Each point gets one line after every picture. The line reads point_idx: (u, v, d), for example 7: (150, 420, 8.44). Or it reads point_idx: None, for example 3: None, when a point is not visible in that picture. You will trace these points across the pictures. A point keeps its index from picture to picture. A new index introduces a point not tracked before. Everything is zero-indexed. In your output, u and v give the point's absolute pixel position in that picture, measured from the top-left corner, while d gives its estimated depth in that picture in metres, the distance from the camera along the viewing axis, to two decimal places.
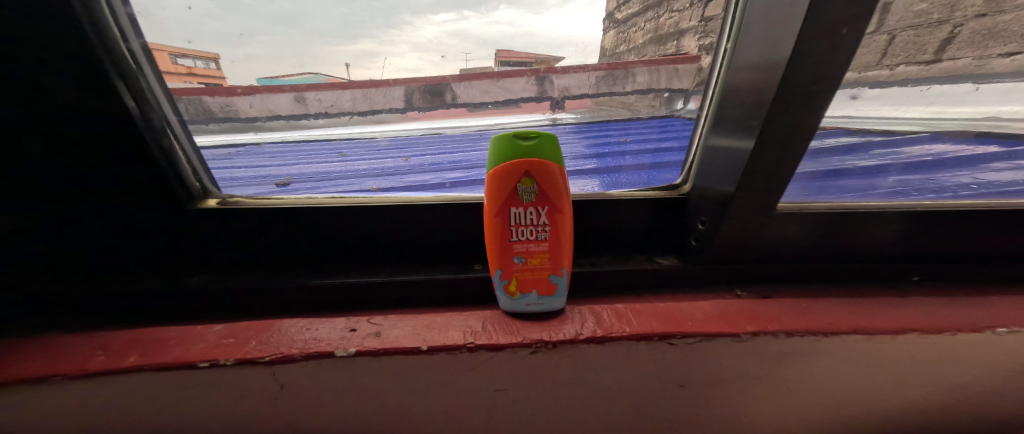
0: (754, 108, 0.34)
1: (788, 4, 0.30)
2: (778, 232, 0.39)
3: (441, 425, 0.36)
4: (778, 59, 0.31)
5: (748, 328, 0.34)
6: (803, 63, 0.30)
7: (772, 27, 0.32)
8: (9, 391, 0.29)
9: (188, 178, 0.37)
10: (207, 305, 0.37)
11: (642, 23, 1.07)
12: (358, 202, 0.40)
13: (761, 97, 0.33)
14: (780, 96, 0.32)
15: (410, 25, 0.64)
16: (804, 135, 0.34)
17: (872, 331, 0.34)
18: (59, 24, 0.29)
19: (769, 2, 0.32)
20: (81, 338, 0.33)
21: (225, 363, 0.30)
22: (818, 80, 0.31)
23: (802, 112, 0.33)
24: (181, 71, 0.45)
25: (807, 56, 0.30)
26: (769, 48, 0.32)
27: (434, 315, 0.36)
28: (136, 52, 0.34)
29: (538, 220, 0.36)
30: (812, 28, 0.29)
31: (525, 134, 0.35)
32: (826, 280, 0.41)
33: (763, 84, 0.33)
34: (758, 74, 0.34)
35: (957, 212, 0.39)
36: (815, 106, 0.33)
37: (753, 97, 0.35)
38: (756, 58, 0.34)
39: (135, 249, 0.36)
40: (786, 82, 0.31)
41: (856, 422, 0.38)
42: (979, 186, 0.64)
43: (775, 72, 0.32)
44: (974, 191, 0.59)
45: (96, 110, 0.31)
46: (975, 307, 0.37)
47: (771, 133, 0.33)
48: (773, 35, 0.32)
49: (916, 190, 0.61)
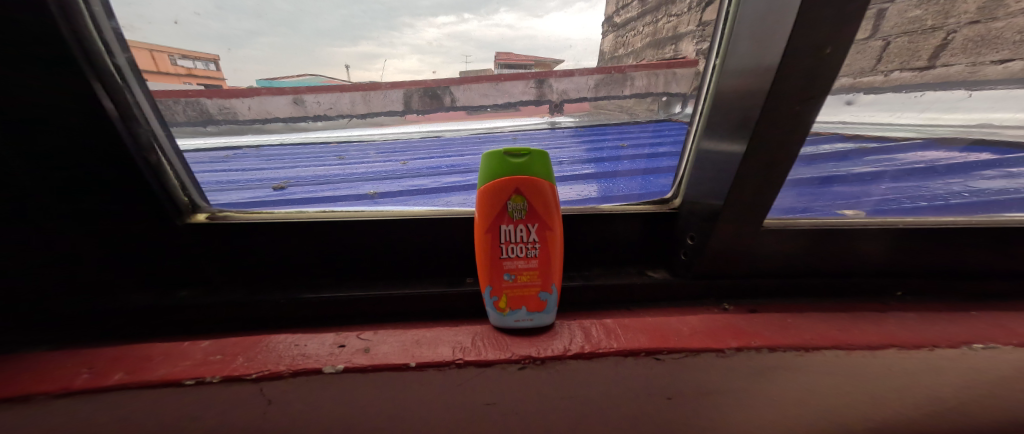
0: (741, 126, 0.35)
1: (775, 23, 0.30)
2: (766, 247, 0.40)
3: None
4: (763, 79, 0.32)
5: (733, 343, 0.35)
6: (788, 83, 0.31)
7: (760, 45, 0.32)
8: None
9: (175, 193, 0.37)
10: (197, 320, 0.37)
11: (641, 27, 1.10)
12: (352, 216, 0.40)
13: (748, 115, 0.34)
14: (766, 114, 0.32)
15: (410, 27, 0.67)
16: (791, 152, 0.34)
17: (854, 347, 0.34)
18: (42, 39, 0.29)
19: (755, 22, 0.33)
20: (66, 354, 0.33)
21: (211, 381, 0.30)
22: (803, 100, 0.32)
23: (788, 130, 0.33)
24: (179, 72, 0.49)
25: (792, 76, 0.31)
26: (756, 66, 0.33)
27: (423, 330, 0.37)
28: (121, 66, 0.34)
29: (528, 237, 0.36)
30: (796, 49, 0.29)
31: (516, 151, 0.35)
32: (813, 294, 0.42)
33: (751, 102, 0.33)
34: (745, 91, 0.34)
35: (940, 228, 0.40)
36: (801, 124, 0.33)
37: (739, 115, 0.35)
38: (744, 75, 0.34)
39: (123, 264, 0.36)
40: (771, 101, 0.32)
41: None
42: (969, 194, 0.65)
43: (762, 91, 0.32)
44: (964, 200, 0.60)
45: (81, 125, 0.31)
46: (957, 323, 0.37)
47: (757, 150, 0.34)
48: (760, 53, 0.32)
49: (908, 199, 0.62)
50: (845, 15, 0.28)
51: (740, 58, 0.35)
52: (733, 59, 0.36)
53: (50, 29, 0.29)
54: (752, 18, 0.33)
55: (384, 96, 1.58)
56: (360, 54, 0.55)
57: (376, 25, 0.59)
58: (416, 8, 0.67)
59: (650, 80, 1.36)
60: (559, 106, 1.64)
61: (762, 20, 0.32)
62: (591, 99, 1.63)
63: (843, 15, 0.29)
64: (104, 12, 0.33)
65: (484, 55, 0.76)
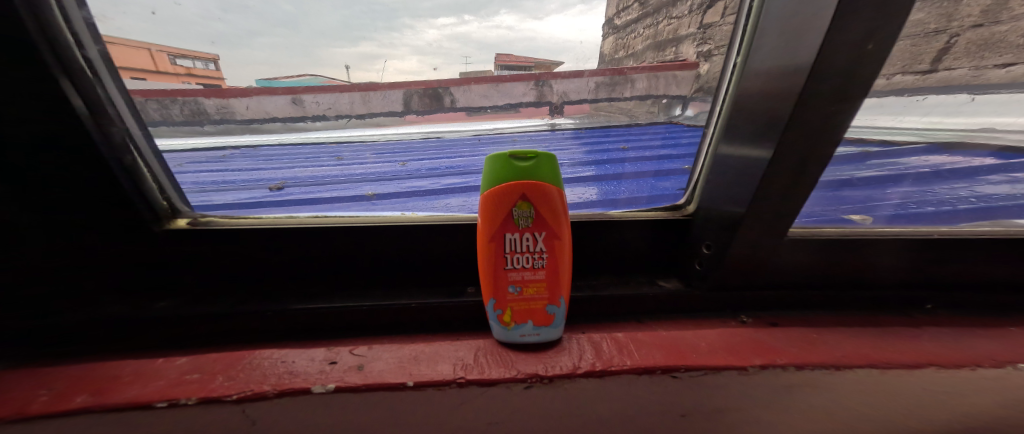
0: (769, 124, 0.32)
1: (807, 15, 0.28)
2: (786, 256, 0.38)
3: None
4: (797, 73, 0.29)
5: (756, 360, 0.33)
6: (824, 77, 0.28)
7: (790, 40, 0.30)
8: None
9: (153, 196, 0.34)
10: (176, 334, 0.35)
11: (641, 29, 1.03)
12: (346, 222, 0.38)
13: (776, 113, 0.31)
14: (797, 113, 0.30)
15: (411, 28, 0.65)
16: (822, 152, 0.32)
17: (889, 365, 0.32)
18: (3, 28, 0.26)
19: (786, 11, 0.30)
20: (29, 374, 0.30)
21: (186, 403, 0.28)
22: (838, 97, 0.29)
23: (820, 129, 0.31)
24: (178, 71, 0.52)
25: (828, 70, 0.28)
26: (789, 57, 0.30)
27: (422, 345, 0.34)
28: (93, 60, 0.31)
29: (535, 246, 0.34)
30: (832, 43, 0.27)
31: (522, 154, 0.33)
32: (835, 307, 0.40)
33: (780, 99, 0.31)
34: (775, 86, 0.32)
35: (970, 241, 0.38)
36: (836, 122, 0.30)
37: (767, 114, 0.32)
38: (775, 68, 0.32)
39: (94, 273, 0.34)
40: (803, 97, 0.29)
41: None
42: (977, 199, 0.64)
43: (794, 86, 0.29)
44: (972, 206, 0.59)
45: (46, 123, 0.29)
46: (988, 341, 0.35)
47: (786, 150, 0.31)
48: (792, 46, 0.30)
49: (918, 203, 0.62)
50: (886, 8, 0.26)
51: (766, 56, 0.33)
52: (759, 57, 0.34)
53: (12, 18, 0.26)
54: (781, 13, 0.31)
55: (384, 97, 1.55)
56: (360, 52, 0.53)
57: (376, 25, 0.59)
58: (417, 9, 0.66)
59: (652, 82, 1.38)
60: (559, 108, 1.65)
61: (793, 15, 0.30)
62: (592, 101, 1.62)
63: (883, 9, 0.26)
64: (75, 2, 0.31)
65: (484, 56, 0.75)
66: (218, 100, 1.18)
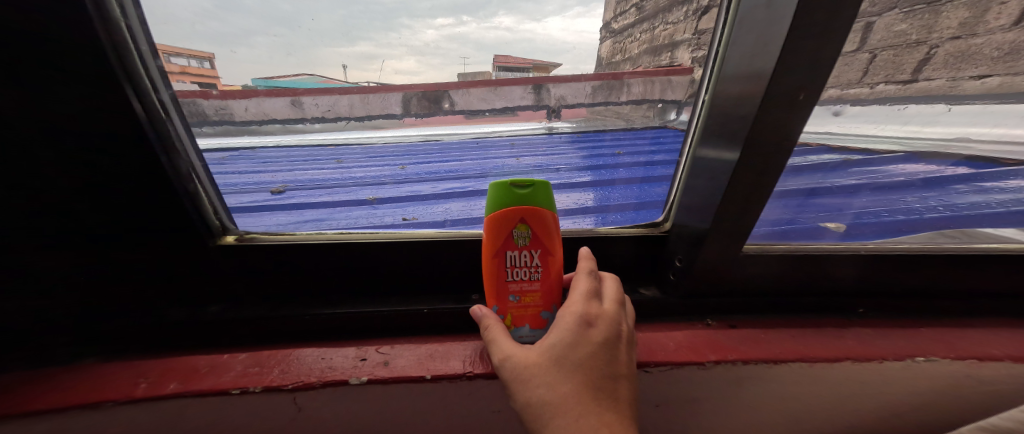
0: (733, 136, 0.37)
1: (763, 44, 0.33)
2: (745, 270, 0.45)
3: (432, 424, 0.39)
4: (754, 96, 0.34)
5: (711, 357, 0.40)
6: (774, 102, 0.33)
7: (747, 67, 0.35)
8: (68, 414, 0.34)
9: (209, 216, 0.40)
10: (230, 333, 0.41)
11: (637, 34, 1.08)
12: (371, 238, 0.44)
13: (739, 127, 0.36)
14: (753, 134, 0.35)
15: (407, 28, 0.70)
16: (779, 162, 0.37)
17: (815, 359, 0.40)
18: (97, 82, 0.31)
19: (746, 36, 0.35)
20: (123, 366, 0.37)
21: (254, 390, 0.35)
22: (786, 120, 0.35)
23: (775, 148, 0.36)
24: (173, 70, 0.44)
25: (777, 97, 0.33)
26: (746, 78, 0.35)
27: (436, 344, 0.41)
28: (165, 101, 0.36)
29: (532, 261, 0.40)
30: (779, 86, 0.32)
31: (521, 182, 0.39)
32: (787, 310, 0.47)
33: (740, 121, 0.36)
34: (737, 100, 0.37)
35: (899, 255, 0.45)
36: (789, 140, 0.36)
37: (730, 130, 0.38)
38: (738, 87, 0.36)
39: (161, 282, 0.40)
40: (759, 121, 0.34)
41: (810, 419, 0.45)
42: (946, 209, 0.72)
43: (750, 109, 0.35)
44: (936, 217, 0.68)
45: (130, 160, 0.34)
46: (903, 339, 0.42)
47: (748, 158, 0.36)
48: (750, 67, 0.35)
49: (886, 212, 0.69)
50: (818, 71, 0.32)
51: (728, 91, 0.38)
52: (720, 101, 0.40)
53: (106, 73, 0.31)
54: (735, 67, 0.37)
55: (383, 99, 1.56)
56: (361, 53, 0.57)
57: (374, 26, 0.64)
58: (417, 10, 0.72)
59: (647, 87, 1.35)
60: (557, 112, 1.74)
61: (745, 66, 0.36)
62: (588, 104, 1.68)
63: (817, 68, 0.32)
64: (150, 52, 0.36)
65: (482, 58, 0.78)
66: (218, 102, 1.13)
